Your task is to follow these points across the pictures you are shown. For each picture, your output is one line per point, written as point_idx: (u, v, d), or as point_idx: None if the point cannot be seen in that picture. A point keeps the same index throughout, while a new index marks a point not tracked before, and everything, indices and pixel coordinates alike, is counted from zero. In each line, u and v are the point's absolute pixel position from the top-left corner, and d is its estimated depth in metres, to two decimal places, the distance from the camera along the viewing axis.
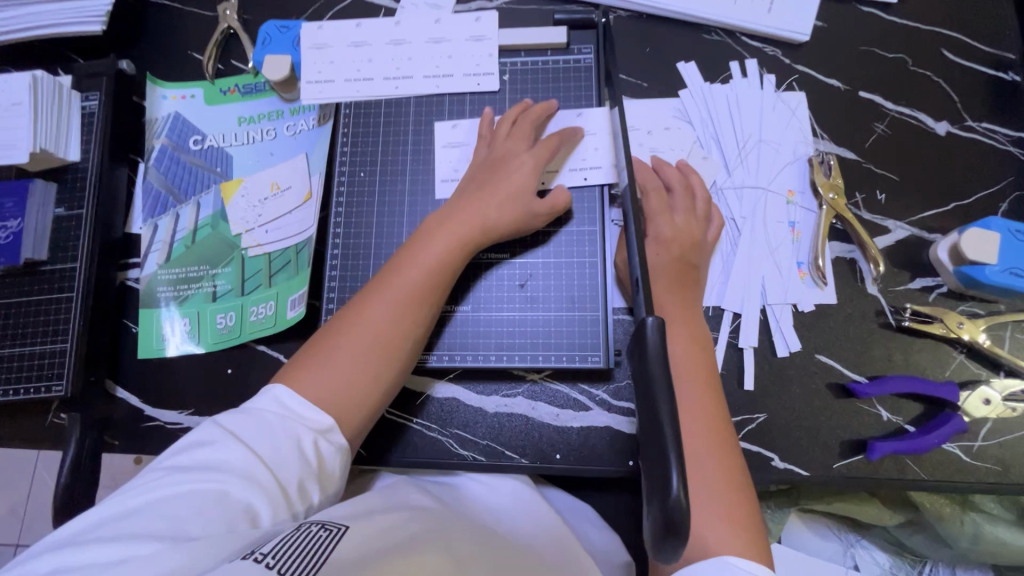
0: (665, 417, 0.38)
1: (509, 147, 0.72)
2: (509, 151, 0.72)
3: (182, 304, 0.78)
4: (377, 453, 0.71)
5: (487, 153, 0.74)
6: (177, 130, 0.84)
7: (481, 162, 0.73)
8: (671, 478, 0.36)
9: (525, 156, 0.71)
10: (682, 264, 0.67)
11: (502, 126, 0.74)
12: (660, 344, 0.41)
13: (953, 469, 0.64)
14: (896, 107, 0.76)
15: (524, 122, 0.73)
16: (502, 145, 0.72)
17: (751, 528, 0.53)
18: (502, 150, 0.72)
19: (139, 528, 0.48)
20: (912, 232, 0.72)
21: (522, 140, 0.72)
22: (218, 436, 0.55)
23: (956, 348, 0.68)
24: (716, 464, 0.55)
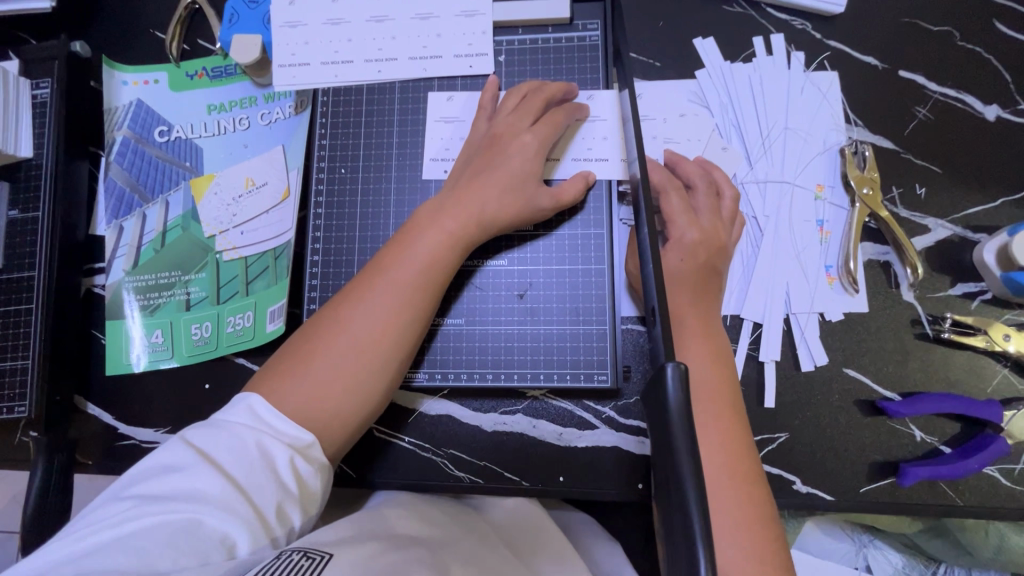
0: (690, 494, 0.35)
1: (509, 123, 0.64)
2: (508, 130, 0.64)
3: (152, 314, 0.72)
4: (366, 475, 0.66)
5: (482, 135, 0.66)
6: (140, 120, 0.76)
7: (476, 145, 0.66)
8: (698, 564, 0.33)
9: (528, 135, 0.63)
10: (704, 271, 0.60)
11: (505, 103, 0.66)
12: (683, 407, 0.38)
13: (990, 493, 0.60)
14: (940, 89, 0.68)
15: (535, 96, 0.65)
16: (501, 124, 0.64)
17: (781, 571, 0.47)
18: (500, 129, 0.64)
19: (97, 567, 0.42)
20: (955, 231, 0.65)
21: (525, 117, 0.64)
22: (182, 457, 0.48)
23: (1001, 361, 0.62)
24: (741, 500, 0.49)
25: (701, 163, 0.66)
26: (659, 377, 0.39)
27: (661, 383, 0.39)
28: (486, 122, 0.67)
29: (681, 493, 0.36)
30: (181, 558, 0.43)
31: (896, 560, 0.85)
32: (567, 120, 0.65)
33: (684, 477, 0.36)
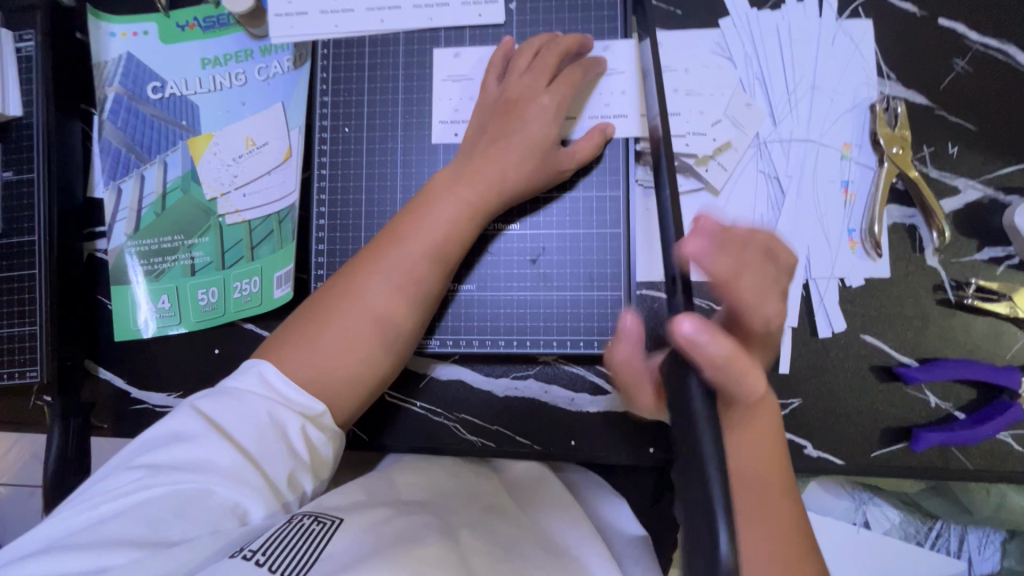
0: (711, 469, 0.34)
1: (523, 86, 0.60)
2: (524, 93, 0.60)
3: (157, 279, 0.71)
4: (379, 437, 0.67)
5: (494, 98, 0.62)
6: (132, 75, 0.72)
7: (487, 109, 0.62)
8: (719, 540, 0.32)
9: (544, 97, 0.60)
10: None
11: (516, 63, 0.62)
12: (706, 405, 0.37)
13: (1000, 457, 0.60)
14: (981, 39, 0.63)
15: (549, 53, 0.61)
16: (514, 85, 0.61)
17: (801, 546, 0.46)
18: (513, 93, 0.60)
19: (109, 535, 0.43)
20: (986, 193, 0.62)
21: (541, 77, 0.60)
22: (191, 426, 0.48)
23: (1023, 328, 0.61)
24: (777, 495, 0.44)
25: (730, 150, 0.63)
26: (680, 376, 0.38)
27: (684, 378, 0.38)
28: (497, 84, 0.63)
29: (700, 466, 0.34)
30: (192, 526, 0.44)
31: (895, 517, 0.86)
32: (584, 76, 0.61)
33: (704, 454, 0.34)
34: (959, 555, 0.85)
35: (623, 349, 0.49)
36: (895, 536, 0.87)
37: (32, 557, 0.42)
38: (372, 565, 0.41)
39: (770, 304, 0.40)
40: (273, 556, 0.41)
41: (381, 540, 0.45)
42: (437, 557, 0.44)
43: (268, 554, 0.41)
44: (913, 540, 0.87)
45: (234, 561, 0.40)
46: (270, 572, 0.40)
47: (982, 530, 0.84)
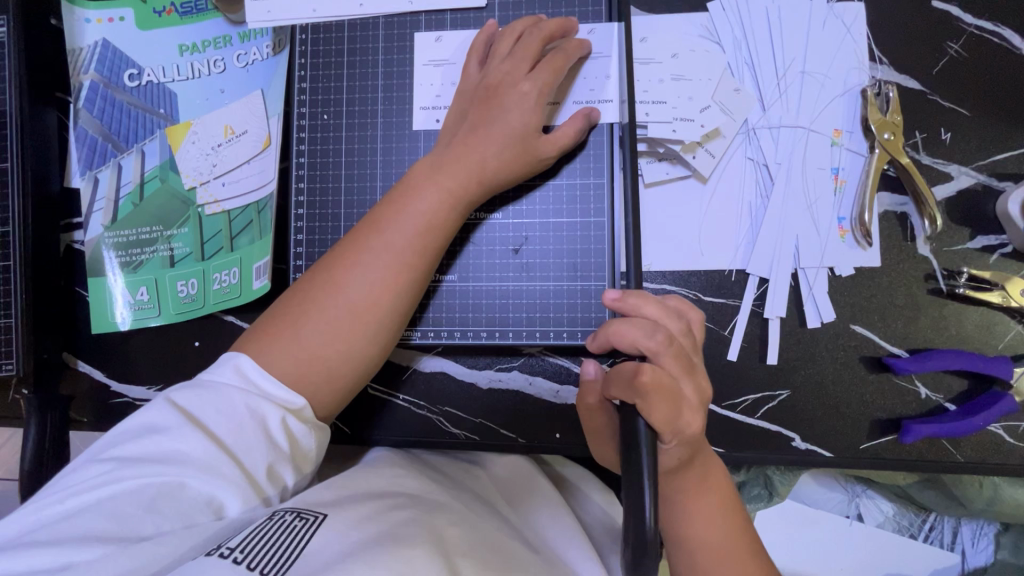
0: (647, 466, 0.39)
1: (504, 71, 0.59)
2: (505, 78, 0.58)
3: (135, 270, 0.69)
4: (361, 431, 0.66)
5: (475, 83, 0.61)
6: (108, 62, 0.70)
7: (468, 95, 0.61)
8: (647, 505, 0.38)
9: (526, 82, 0.58)
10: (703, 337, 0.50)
11: (497, 48, 0.60)
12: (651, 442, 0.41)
13: (992, 449, 0.59)
14: (975, 21, 0.62)
15: (531, 37, 0.59)
16: (495, 71, 0.59)
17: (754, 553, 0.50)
18: (495, 78, 0.59)
19: (78, 531, 0.42)
20: (979, 179, 0.61)
21: (523, 61, 0.58)
22: (166, 418, 0.47)
23: (1015, 317, 0.60)
24: (714, 510, 0.50)
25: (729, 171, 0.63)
26: (629, 417, 0.42)
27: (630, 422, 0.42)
28: (478, 68, 0.62)
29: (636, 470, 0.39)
30: (166, 521, 0.44)
31: (888, 510, 0.86)
32: (567, 62, 0.59)
33: (642, 471, 0.39)
34: (952, 548, 0.85)
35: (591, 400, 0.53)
36: (889, 528, 0.86)
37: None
38: (351, 566, 0.40)
39: (692, 386, 0.46)
40: (252, 554, 0.40)
41: (363, 539, 0.44)
42: (422, 559, 0.42)
43: (245, 552, 0.40)
44: (907, 533, 0.86)
45: (210, 561, 0.39)
46: (248, 568, 0.39)
47: (974, 523, 0.83)
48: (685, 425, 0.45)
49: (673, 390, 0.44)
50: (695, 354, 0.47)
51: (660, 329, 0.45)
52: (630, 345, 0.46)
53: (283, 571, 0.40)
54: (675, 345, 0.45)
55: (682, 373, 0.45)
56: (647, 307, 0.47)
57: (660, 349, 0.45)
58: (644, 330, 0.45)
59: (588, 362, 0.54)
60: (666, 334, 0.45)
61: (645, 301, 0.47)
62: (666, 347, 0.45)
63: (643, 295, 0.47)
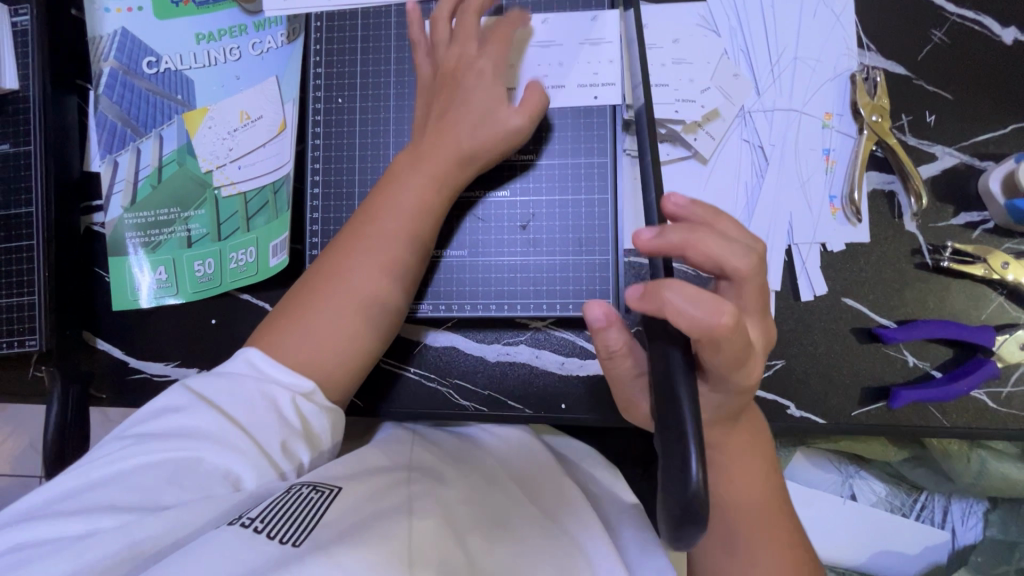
0: (687, 418, 0.36)
1: (455, 54, 0.62)
2: (459, 60, 0.62)
3: (154, 251, 0.72)
4: (374, 404, 0.69)
5: (429, 71, 0.64)
6: (127, 50, 0.73)
7: (427, 85, 0.64)
8: (691, 465, 0.34)
9: (479, 64, 0.61)
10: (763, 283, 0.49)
11: (438, 32, 0.63)
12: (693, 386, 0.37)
13: (977, 415, 0.62)
14: (958, 10, 0.65)
15: (467, 15, 0.62)
16: (445, 56, 0.62)
17: (777, 516, 0.51)
18: (450, 64, 0.62)
19: (102, 502, 0.44)
20: (962, 159, 0.64)
21: (468, 42, 0.62)
22: (182, 399, 0.50)
23: (998, 289, 0.63)
24: (744, 470, 0.50)
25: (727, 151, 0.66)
26: (664, 352, 0.39)
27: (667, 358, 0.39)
28: (427, 57, 0.64)
29: (677, 416, 0.36)
30: (185, 492, 0.46)
31: (880, 489, 0.89)
32: (512, 35, 0.63)
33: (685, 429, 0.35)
34: (943, 526, 0.88)
35: (614, 340, 0.48)
36: (881, 508, 0.90)
37: (25, 523, 0.44)
38: (364, 537, 0.43)
39: (756, 328, 0.42)
40: (272, 524, 0.43)
41: (375, 511, 0.46)
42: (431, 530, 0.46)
43: (266, 522, 0.43)
44: (899, 512, 0.89)
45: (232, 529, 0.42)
46: (270, 538, 0.42)
47: (964, 500, 0.86)
48: (746, 373, 0.41)
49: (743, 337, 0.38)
50: (764, 290, 0.42)
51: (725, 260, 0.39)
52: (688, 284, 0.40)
53: (302, 538, 0.42)
54: (743, 278, 0.40)
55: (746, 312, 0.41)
56: (706, 240, 0.39)
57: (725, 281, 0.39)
58: (702, 262, 0.39)
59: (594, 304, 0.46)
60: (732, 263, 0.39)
61: (699, 234, 0.39)
62: (749, 275, 0.40)
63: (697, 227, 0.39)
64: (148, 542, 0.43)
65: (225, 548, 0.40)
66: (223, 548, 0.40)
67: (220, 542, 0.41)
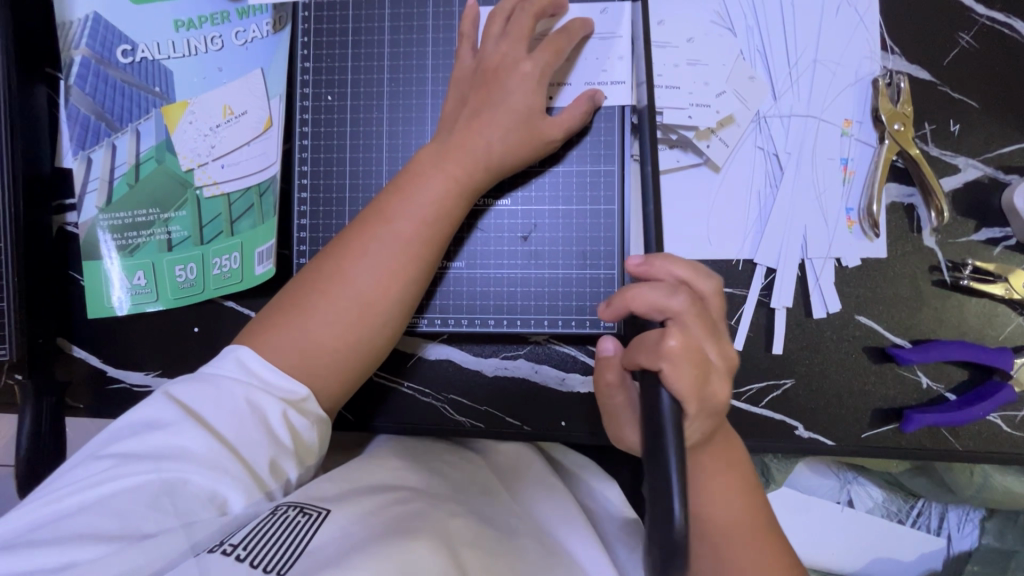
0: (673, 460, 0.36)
1: (502, 53, 0.57)
2: (503, 60, 0.57)
3: (132, 254, 0.68)
4: (365, 418, 0.66)
5: (471, 67, 0.59)
6: (99, 37, 0.68)
7: (466, 79, 0.59)
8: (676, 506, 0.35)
9: (527, 63, 0.57)
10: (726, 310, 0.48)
11: (489, 30, 0.59)
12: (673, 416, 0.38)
13: (989, 438, 0.60)
14: (988, 12, 0.61)
15: (508, 13, 0.59)
16: (492, 54, 0.58)
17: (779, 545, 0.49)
18: (492, 61, 0.57)
19: (79, 530, 0.41)
20: (986, 171, 0.61)
21: (520, 42, 0.57)
22: (165, 413, 0.46)
23: (1016, 309, 0.61)
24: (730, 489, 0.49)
25: (741, 159, 0.62)
26: (651, 390, 0.39)
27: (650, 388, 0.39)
28: (471, 54, 0.60)
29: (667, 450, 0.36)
30: (168, 517, 0.43)
31: (878, 495, 0.87)
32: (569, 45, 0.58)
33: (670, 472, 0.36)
34: (938, 532, 0.87)
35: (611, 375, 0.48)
36: (877, 514, 0.88)
37: None
38: (358, 561, 0.40)
39: (717, 351, 0.42)
40: (254, 551, 0.40)
41: (367, 534, 0.43)
42: (428, 556, 0.42)
43: (249, 548, 0.40)
44: (895, 518, 0.88)
45: (214, 558, 0.39)
46: (252, 566, 0.39)
47: (961, 508, 0.84)
48: (712, 394, 0.42)
49: (699, 354, 0.40)
50: (721, 320, 0.44)
51: (682, 289, 0.42)
52: (649, 308, 0.42)
53: (284, 569, 0.39)
54: (700, 305, 0.42)
55: (710, 337, 0.42)
56: (674, 266, 0.43)
57: (682, 310, 0.41)
58: (661, 291, 0.42)
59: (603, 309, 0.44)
60: (688, 293, 0.42)
61: (671, 260, 0.44)
62: (689, 306, 0.41)
63: (667, 257, 0.44)
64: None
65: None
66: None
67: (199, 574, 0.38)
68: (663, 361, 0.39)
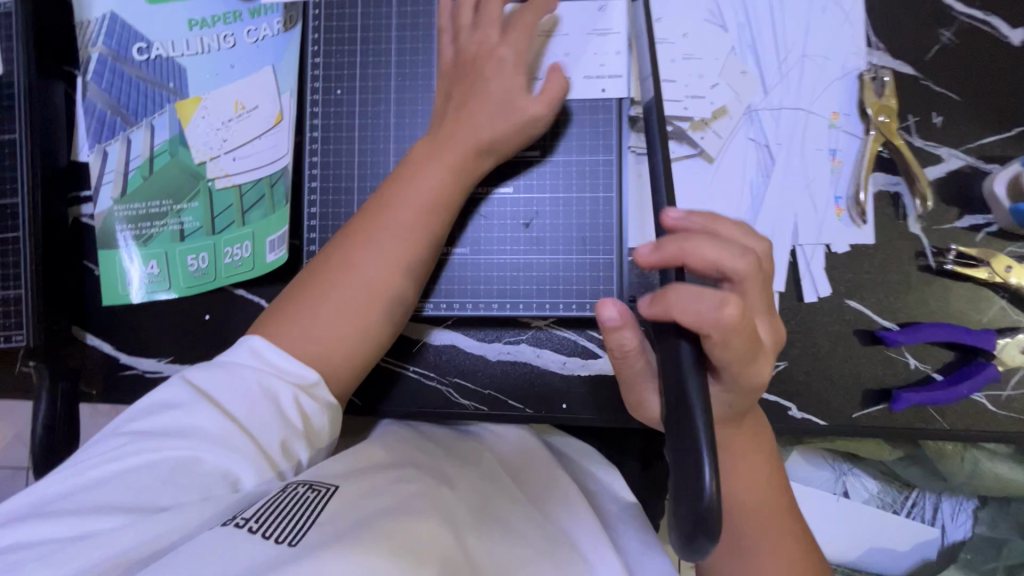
0: (698, 415, 0.36)
1: (477, 42, 0.61)
2: (479, 49, 0.60)
3: (146, 244, 0.70)
4: (372, 402, 0.68)
5: (451, 59, 0.62)
6: (116, 35, 0.70)
7: (449, 71, 0.62)
8: (704, 480, 0.33)
9: (503, 49, 0.60)
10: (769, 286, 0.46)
11: (461, 19, 0.62)
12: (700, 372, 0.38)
13: (976, 418, 0.62)
14: (967, 10, 0.64)
15: (500, 10, 0.62)
16: (467, 45, 0.61)
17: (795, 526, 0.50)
18: (471, 51, 0.61)
19: (99, 502, 0.43)
20: (967, 161, 0.64)
21: (491, 28, 0.61)
22: (180, 395, 0.48)
23: (999, 293, 0.63)
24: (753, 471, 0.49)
25: (734, 149, 0.65)
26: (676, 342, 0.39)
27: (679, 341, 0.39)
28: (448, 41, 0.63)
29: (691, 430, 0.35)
30: (182, 492, 0.44)
31: (872, 486, 0.88)
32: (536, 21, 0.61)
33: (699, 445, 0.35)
34: (933, 522, 0.88)
35: (629, 338, 0.46)
36: (873, 505, 0.89)
37: (22, 523, 0.42)
38: (364, 533, 0.41)
39: (766, 326, 0.42)
40: (267, 524, 0.42)
41: (369, 512, 0.45)
42: (431, 532, 0.44)
43: (261, 522, 0.42)
44: (890, 509, 0.89)
45: (228, 531, 0.41)
46: (264, 538, 0.41)
47: (955, 498, 0.86)
48: (756, 371, 0.41)
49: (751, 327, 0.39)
50: (770, 290, 0.43)
51: (748, 254, 0.39)
52: (709, 266, 0.39)
53: (295, 540, 0.41)
54: (760, 272, 0.40)
55: (760, 305, 0.41)
56: (721, 227, 0.42)
57: (743, 274, 0.39)
58: (730, 251, 0.39)
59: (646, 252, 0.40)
60: (754, 259, 0.39)
61: (719, 222, 0.42)
62: (751, 271, 0.39)
63: (716, 219, 0.42)
64: (146, 546, 0.41)
65: (218, 547, 0.39)
66: (219, 549, 0.39)
67: (212, 545, 0.40)
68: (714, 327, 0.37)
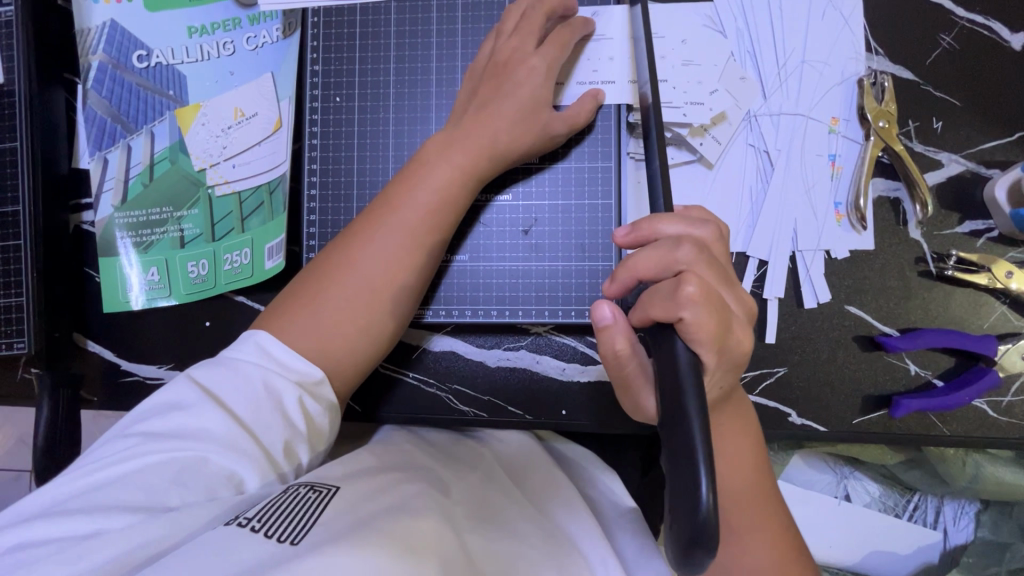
0: (695, 420, 0.36)
1: (512, 48, 0.60)
2: (513, 54, 0.60)
3: (147, 251, 0.70)
4: (371, 408, 0.68)
5: (483, 62, 0.62)
6: (116, 43, 0.70)
7: (478, 74, 0.61)
8: (701, 485, 0.34)
9: (534, 59, 0.60)
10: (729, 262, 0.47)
11: (502, 27, 0.62)
12: (692, 364, 0.39)
13: (977, 424, 0.62)
14: (968, 15, 0.64)
15: (528, 14, 0.61)
16: (503, 48, 0.60)
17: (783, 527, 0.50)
18: (504, 55, 0.60)
19: (106, 502, 0.43)
20: (967, 167, 0.64)
21: (529, 37, 0.60)
22: (187, 395, 0.48)
23: (1000, 298, 0.63)
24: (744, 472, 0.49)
25: (733, 155, 0.65)
26: (668, 340, 0.40)
27: (670, 339, 0.40)
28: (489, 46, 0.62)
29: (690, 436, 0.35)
30: (191, 493, 0.44)
31: (874, 490, 0.88)
32: (572, 38, 0.61)
33: (696, 450, 0.35)
34: (935, 526, 0.88)
35: (622, 342, 0.46)
36: (874, 508, 0.89)
37: (28, 522, 0.42)
38: (365, 533, 0.41)
39: (733, 299, 0.43)
40: (268, 523, 0.42)
41: (369, 512, 0.45)
42: (432, 534, 0.44)
43: (263, 521, 0.42)
44: (892, 512, 0.89)
45: (230, 530, 0.40)
46: (268, 537, 0.40)
47: (957, 502, 0.86)
48: (736, 342, 0.42)
49: (718, 301, 0.41)
50: (728, 266, 0.44)
51: (685, 240, 0.42)
52: (658, 267, 0.42)
53: (298, 538, 0.41)
54: (707, 252, 0.42)
55: (720, 282, 0.42)
56: (663, 224, 0.43)
57: (692, 259, 0.41)
58: (666, 246, 0.41)
59: (609, 286, 0.44)
60: (693, 243, 0.42)
61: (659, 220, 0.44)
62: (698, 255, 0.41)
63: (654, 218, 0.44)
64: (152, 546, 0.41)
65: (220, 546, 0.39)
66: (221, 548, 0.39)
67: (217, 543, 0.39)
68: (684, 309, 0.39)
